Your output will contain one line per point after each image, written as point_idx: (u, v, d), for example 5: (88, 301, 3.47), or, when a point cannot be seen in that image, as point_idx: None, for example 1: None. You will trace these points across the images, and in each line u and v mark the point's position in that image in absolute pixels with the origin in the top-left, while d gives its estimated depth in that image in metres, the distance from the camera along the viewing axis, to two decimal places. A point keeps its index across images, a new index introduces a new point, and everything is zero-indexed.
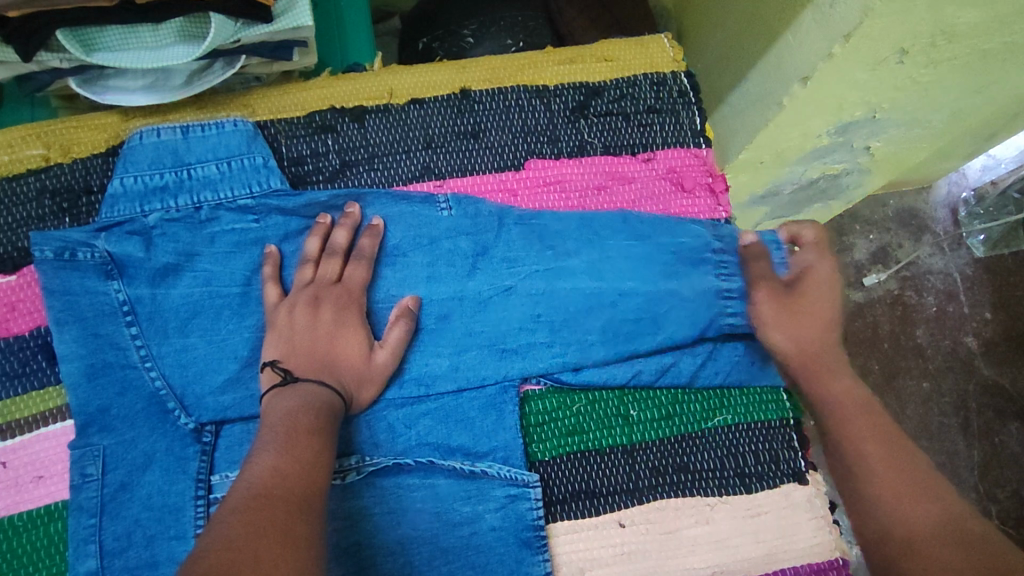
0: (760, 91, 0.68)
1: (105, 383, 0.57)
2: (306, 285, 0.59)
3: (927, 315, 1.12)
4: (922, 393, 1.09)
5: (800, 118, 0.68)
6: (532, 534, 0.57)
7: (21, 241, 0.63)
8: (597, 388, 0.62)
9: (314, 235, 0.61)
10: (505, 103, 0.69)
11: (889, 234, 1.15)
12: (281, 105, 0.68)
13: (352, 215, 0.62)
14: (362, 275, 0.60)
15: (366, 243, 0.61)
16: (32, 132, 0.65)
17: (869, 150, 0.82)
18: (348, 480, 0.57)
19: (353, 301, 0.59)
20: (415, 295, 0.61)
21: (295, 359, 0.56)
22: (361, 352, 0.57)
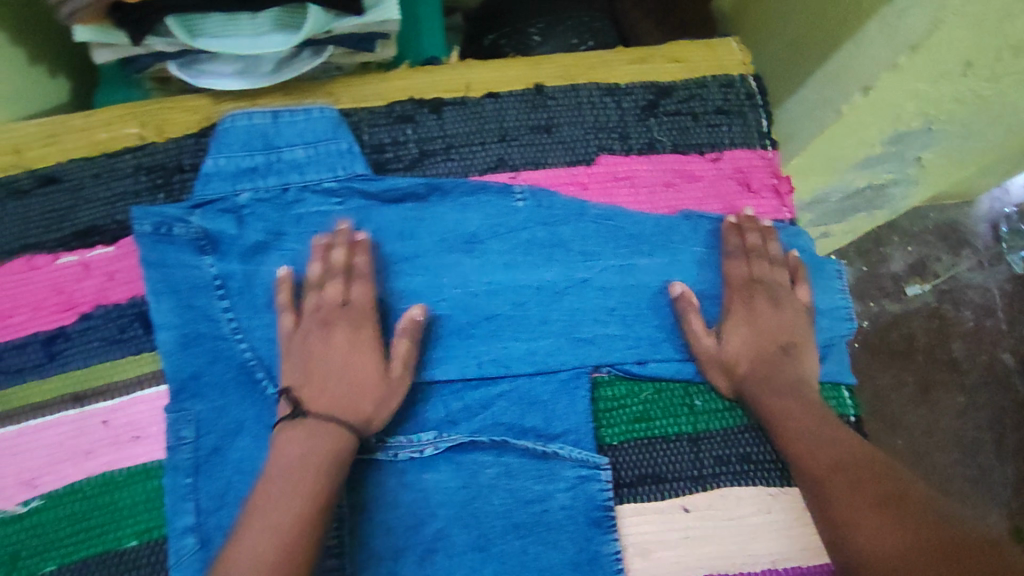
0: (816, 100, 0.70)
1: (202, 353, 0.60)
2: (312, 308, 0.61)
3: (963, 329, 1.12)
4: (956, 407, 1.09)
5: (855, 125, 0.69)
6: (602, 514, 0.59)
7: (119, 215, 0.65)
8: (664, 378, 0.64)
9: (338, 254, 0.62)
10: (577, 100, 0.72)
11: (929, 247, 1.15)
12: (363, 94, 0.70)
13: (344, 233, 0.63)
14: (367, 293, 0.62)
15: (361, 260, 0.62)
16: (128, 111, 0.67)
17: (918, 160, 0.84)
18: (424, 454, 0.60)
19: (368, 318, 0.61)
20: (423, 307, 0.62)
21: (318, 394, 0.58)
22: (376, 369, 0.59)
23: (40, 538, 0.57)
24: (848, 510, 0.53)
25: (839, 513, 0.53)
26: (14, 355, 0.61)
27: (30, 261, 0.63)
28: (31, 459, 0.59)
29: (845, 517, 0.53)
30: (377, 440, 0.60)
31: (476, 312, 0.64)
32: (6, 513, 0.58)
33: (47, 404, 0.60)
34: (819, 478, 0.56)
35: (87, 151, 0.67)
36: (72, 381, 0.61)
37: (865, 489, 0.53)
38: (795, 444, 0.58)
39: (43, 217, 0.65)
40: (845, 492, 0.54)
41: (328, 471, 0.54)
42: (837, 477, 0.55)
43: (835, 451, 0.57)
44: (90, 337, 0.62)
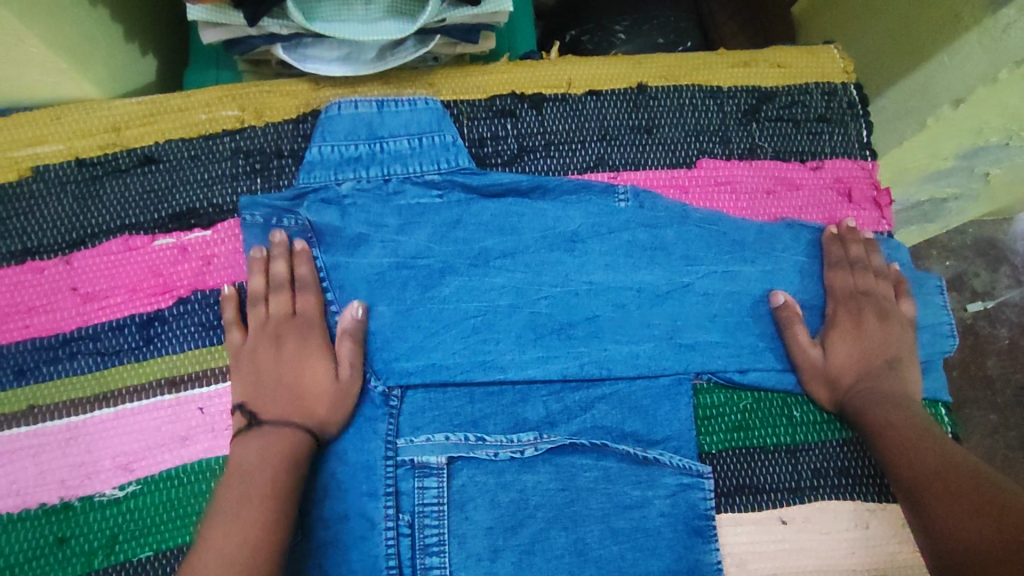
0: (902, 107, 0.72)
1: (309, 362, 0.59)
2: (263, 324, 0.60)
3: (998, 347, 1.04)
4: (989, 425, 1.01)
5: (936, 138, 0.72)
6: (703, 523, 0.59)
7: (218, 198, 0.65)
8: (764, 388, 0.63)
9: (254, 272, 0.61)
10: (679, 101, 0.71)
11: (966, 263, 1.07)
12: (463, 87, 0.69)
13: (280, 244, 0.62)
14: (312, 304, 0.61)
15: (304, 270, 0.62)
16: (228, 93, 0.66)
17: (986, 177, 0.84)
18: (525, 454, 0.59)
19: (313, 327, 0.61)
20: (363, 306, 0.61)
21: (268, 392, 0.57)
22: (326, 378, 0.58)
23: (138, 523, 0.56)
24: (945, 520, 0.49)
25: (937, 522, 0.50)
26: (111, 337, 0.60)
27: (128, 242, 0.62)
28: (127, 442, 0.58)
29: (944, 527, 0.49)
30: (476, 438, 0.59)
31: (576, 311, 0.63)
32: (104, 497, 0.57)
33: (143, 388, 0.59)
34: (919, 489, 0.53)
35: (184, 133, 0.66)
36: (167, 366, 0.60)
37: (964, 498, 0.50)
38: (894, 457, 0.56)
39: (141, 198, 0.64)
40: (944, 503, 0.50)
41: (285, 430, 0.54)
42: (935, 487, 0.52)
43: (935, 463, 0.53)
44: (187, 321, 0.61)
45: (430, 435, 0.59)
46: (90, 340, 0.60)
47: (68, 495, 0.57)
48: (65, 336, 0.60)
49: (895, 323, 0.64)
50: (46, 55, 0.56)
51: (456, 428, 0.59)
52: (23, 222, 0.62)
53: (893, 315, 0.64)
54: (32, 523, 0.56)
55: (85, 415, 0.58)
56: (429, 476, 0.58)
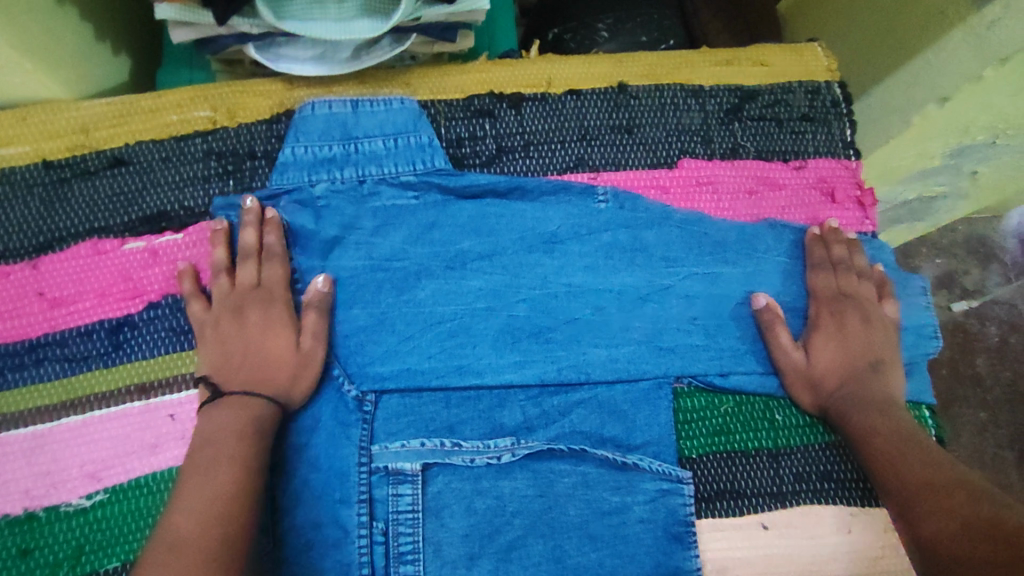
0: (885, 107, 0.71)
1: (273, 359, 0.57)
2: (225, 296, 0.59)
3: (988, 344, 1.04)
4: (979, 423, 1.00)
5: (922, 136, 0.72)
6: (683, 529, 0.58)
7: (188, 200, 0.63)
8: (745, 391, 0.62)
9: (218, 244, 0.61)
10: (661, 101, 0.70)
11: (956, 260, 1.07)
12: (441, 86, 0.68)
13: (251, 211, 0.60)
14: (277, 273, 0.60)
15: (273, 239, 0.60)
16: (200, 93, 0.65)
17: (973, 174, 0.84)
18: (502, 461, 0.58)
19: (276, 298, 0.59)
20: (326, 278, 0.60)
21: (233, 368, 0.57)
22: (288, 348, 0.57)
23: (105, 533, 0.55)
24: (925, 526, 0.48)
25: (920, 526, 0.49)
26: (79, 343, 0.59)
27: (97, 246, 0.61)
28: (94, 450, 0.56)
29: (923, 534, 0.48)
30: (452, 444, 0.58)
31: (556, 315, 0.62)
32: (70, 507, 0.55)
33: (111, 395, 0.58)
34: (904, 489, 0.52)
35: (155, 134, 0.64)
36: (136, 373, 0.59)
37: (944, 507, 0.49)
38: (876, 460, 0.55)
39: (109, 200, 0.62)
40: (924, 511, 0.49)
41: (252, 442, 0.53)
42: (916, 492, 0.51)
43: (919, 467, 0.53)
44: (156, 326, 0.60)
45: (404, 442, 0.57)
46: (58, 346, 0.59)
47: (32, 506, 0.55)
48: (31, 341, 0.59)
49: (880, 327, 0.63)
50: (9, 54, 0.55)
51: (431, 434, 0.58)
52: None
53: (875, 323, 0.63)
54: None
55: (51, 422, 0.57)
56: (403, 482, 0.56)
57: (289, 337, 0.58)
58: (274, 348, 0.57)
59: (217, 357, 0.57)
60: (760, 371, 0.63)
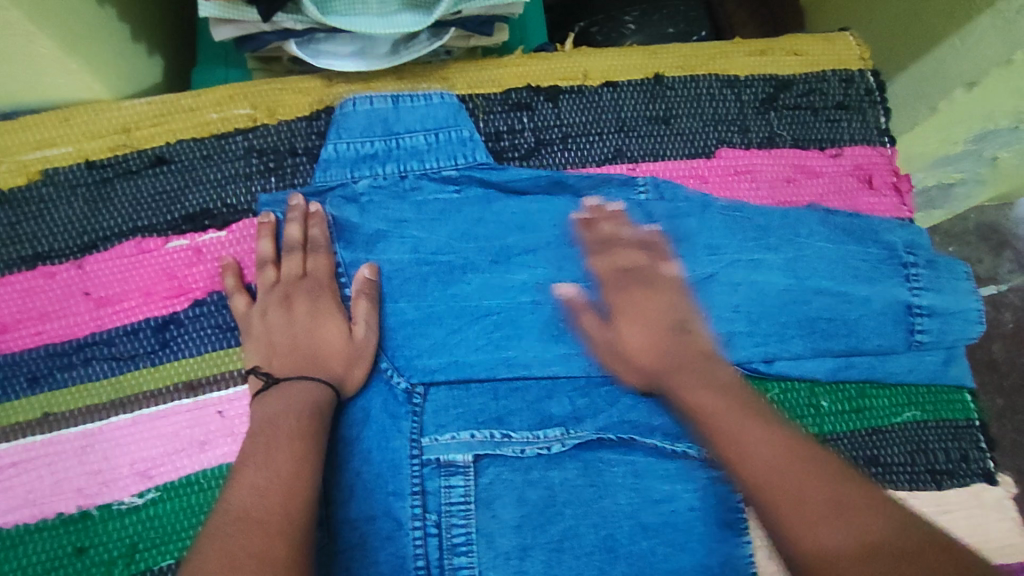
0: (913, 93, 0.72)
1: (323, 347, 0.57)
2: (271, 288, 0.59)
3: (1004, 332, 1.03)
4: (998, 409, 1.01)
5: (948, 125, 0.73)
6: (735, 516, 0.58)
7: (231, 198, 0.63)
8: (790, 378, 0.63)
9: (264, 237, 0.61)
10: (697, 91, 0.70)
11: (969, 249, 1.06)
12: (478, 80, 0.68)
13: (297, 207, 0.61)
14: (323, 264, 0.60)
15: (317, 232, 0.61)
16: (239, 91, 0.65)
17: (994, 160, 0.84)
18: (552, 451, 0.58)
19: (323, 289, 0.60)
20: (373, 267, 0.61)
21: (284, 358, 0.57)
22: (339, 336, 0.58)
23: (159, 530, 0.55)
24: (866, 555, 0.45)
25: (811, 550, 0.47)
26: (126, 342, 0.59)
27: (141, 245, 0.61)
28: (145, 448, 0.56)
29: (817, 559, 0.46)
30: (502, 435, 0.58)
31: (599, 306, 0.63)
32: (123, 505, 0.55)
33: (161, 393, 0.58)
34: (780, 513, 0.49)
35: (196, 132, 0.65)
36: (184, 370, 0.59)
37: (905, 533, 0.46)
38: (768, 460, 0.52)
39: (153, 199, 0.63)
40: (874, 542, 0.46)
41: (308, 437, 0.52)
42: (817, 496, 0.49)
43: (830, 489, 0.49)
44: (203, 324, 0.60)
45: (455, 434, 0.58)
46: (106, 345, 0.59)
47: (86, 504, 0.55)
48: (79, 341, 0.59)
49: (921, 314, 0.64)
50: (57, 53, 0.55)
51: (481, 426, 0.58)
52: (33, 227, 0.61)
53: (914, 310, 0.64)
54: (49, 534, 0.54)
55: (102, 421, 0.57)
56: (456, 474, 0.57)
57: (339, 330, 0.58)
58: (324, 341, 0.57)
59: (267, 351, 0.58)
60: (806, 359, 0.63)
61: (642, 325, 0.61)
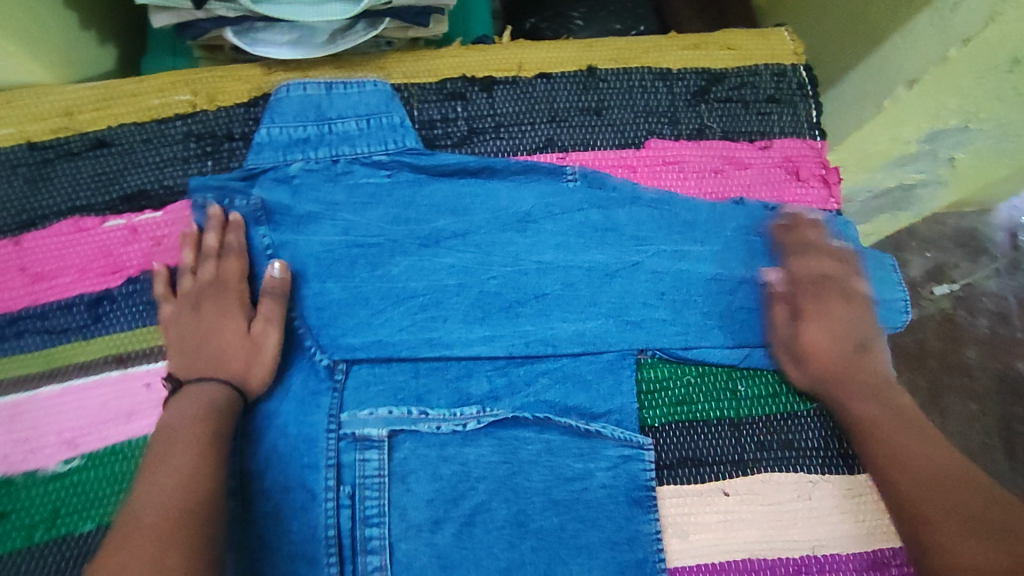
0: (859, 92, 0.74)
1: (228, 347, 0.58)
2: (186, 294, 0.61)
3: (978, 336, 1.05)
4: (967, 413, 1.00)
5: (894, 123, 0.74)
6: (643, 493, 0.59)
7: (168, 180, 0.65)
8: (708, 363, 0.64)
9: (185, 246, 0.62)
10: (629, 83, 0.72)
11: (946, 254, 1.09)
12: (414, 71, 0.71)
13: (212, 215, 0.62)
14: (235, 269, 0.62)
15: (232, 238, 0.62)
16: (180, 78, 0.68)
17: (951, 162, 0.85)
18: (467, 428, 0.60)
19: (235, 292, 0.61)
20: (285, 264, 0.61)
21: (190, 361, 0.58)
22: (245, 336, 0.59)
23: (80, 497, 0.56)
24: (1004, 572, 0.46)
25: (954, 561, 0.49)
26: (59, 316, 0.61)
27: (78, 223, 0.63)
28: (72, 418, 0.58)
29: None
30: (419, 412, 0.60)
31: (525, 290, 0.64)
32: (47, 472, 0.57)
33: (90, 365, 0.60)
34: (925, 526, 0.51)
35: (137, 117, 0.67)
36: (114, 344, 0.61)
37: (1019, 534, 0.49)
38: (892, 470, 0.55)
39: (92, 179, 0.65)
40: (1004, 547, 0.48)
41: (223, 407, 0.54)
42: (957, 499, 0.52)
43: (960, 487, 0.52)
44: (134, 300, 0.62)
45: (373, 409, 0.59)
46: (38, 319, 0.61)
47: (12, 470, 0.57)
48: (14, 314, 0.61)
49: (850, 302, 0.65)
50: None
51: (399, 402, 0.60)
52: None
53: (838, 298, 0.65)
54: None
55: (31, 391, 0.59)
56: (370, 448, 0.58)
57: (239, 327, 0.59)
58: (227, 344, 0.59)
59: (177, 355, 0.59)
60: (725, 347, 0.64)
61: (820, 329, 0.63)
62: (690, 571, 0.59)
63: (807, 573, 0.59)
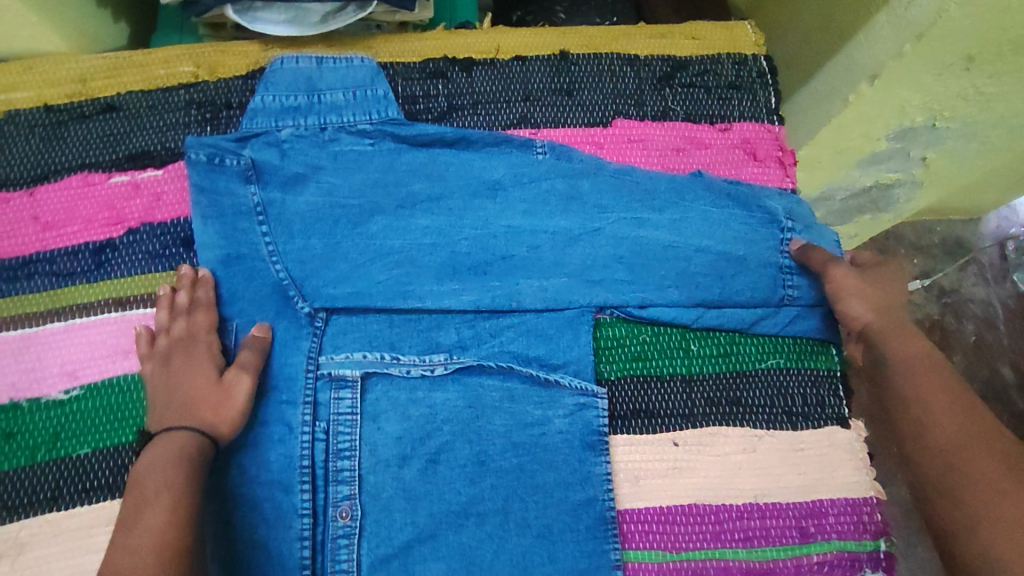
0: (826, 87, 0.74)
1: (199, 394, 0.59)
2: (161, 351, 0.62)
3: (964, 342, 1.07)
4: None
5: (864, 117, 0.74)
6: (596, 438, 0.64)
7: (170, 142, 0.71)
8: (662, 323, 0.68)
9: (160, 307, 0.64)
10: (599, 67, 0.77)
11: (934, 261, 1.13)
12: (400, 50, 0.77)
13: (184, 276, 0.64)
14: (206, 322, 0.63)
15: (203, 293, 0.64)
16: (184, 51, 0.74)
17: (924, 161, 0.85)
18: (434, 373, 0.64)
19: (206, 346, 0.62)
20: (263, 325, 0.64)
21: (162, 409, 0.58)
22: (215, 384, 0.60)
23: (78, 423, 0.61)
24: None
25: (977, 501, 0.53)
26: (66, 261, 0.67)
27: (87, 179, 0.69)
28: (73, 352, 0.64)
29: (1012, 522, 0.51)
30: (391, 357, 0.64)
31: (494, 251, 0.69)
32: (49, 399, 0.62)
33: (91, 306, 0.65)
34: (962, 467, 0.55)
35: (144, 85, 0.73)
36: (116, 288, 0.66)
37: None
38: (940, 413, 0.58)
39: (100, 139, 0.71)
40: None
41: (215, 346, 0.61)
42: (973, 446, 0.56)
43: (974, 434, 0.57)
44: (135, 249, 0.67)
45: (348, 353, 0.64)
46: (48, 263, 0.66)
47: (17, 396, 0.62)
48: (26, 258, 0.66)
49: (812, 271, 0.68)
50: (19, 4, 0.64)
51: (373, 348, 0.65)
52: None
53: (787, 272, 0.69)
54: None
55: (39, 326, 0.64)
56: (344, 387, 0.63)
57: (210, 375, 0.60)
58: (200, 391, 0.59)
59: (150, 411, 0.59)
60: (680, 310, 0.68)
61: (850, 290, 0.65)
62: (640, 514, 0.63)
63: (748, 519, 0.63)
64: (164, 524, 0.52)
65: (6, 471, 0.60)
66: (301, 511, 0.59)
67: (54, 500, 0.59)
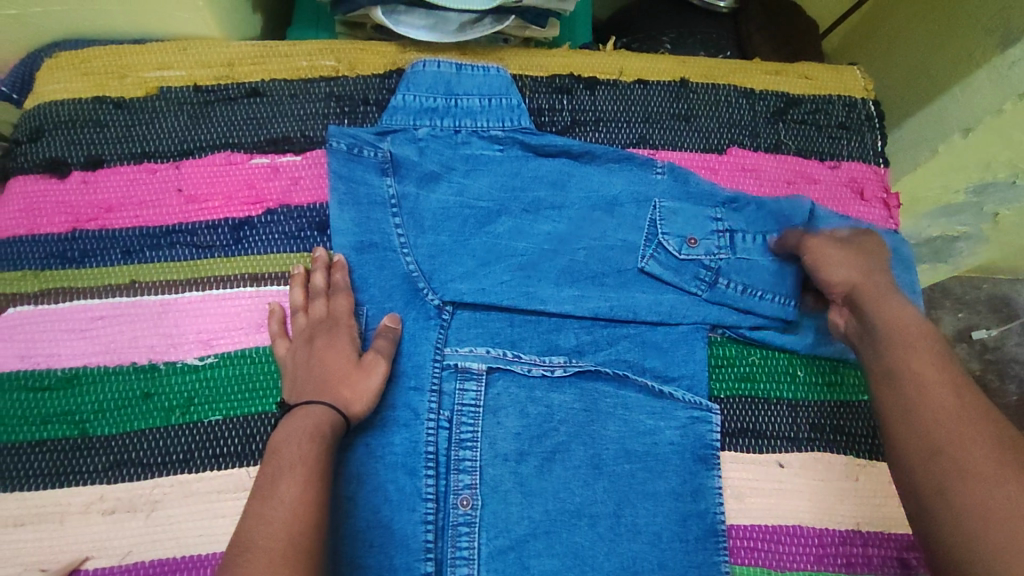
0: (916, 138, 0.79)
1: (330, 370, 0.60)
2: (303, 330, 0.64)
3: (1007, 402, 1.08)
4: None
5: (943, 172, 0.78)
6: (708, 452, 0.65)
7: (309, 131, 0.74)
8: (772, 347, 0.70)
9: (295, 284, 0.66)
10: (716, 97, 0.81)
11: (979, 316, 1.14)
12: (529, 65, 0.80)
13: (320, 259, 0.67)
14: (343, 306, 0.65)
15: (339, 277, 0.66)
16: (328, 47, 0.78)
17: (995, 218, 0.85)
18: (554, 374, 0.66)
19: (342, 326, 0.64)
20: (393, 313, 0.66)
21: (302, 384, 0.60)
22: (348, 364, 0.61)
23: (213, 389, 0.63)
24: None
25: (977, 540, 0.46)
26: (206, 233, 0.69)
27: (229, 157, 0.72)
28: (209, 322, 0.66)
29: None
30: (513, 355, 0.67)
31: (611, 263, 0.71)
32: (186, 364, 0.64)
33: (228, 279, 0.68)
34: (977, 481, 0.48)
35: (287, 75, 0.77)
36: (253, 264, 0.69)
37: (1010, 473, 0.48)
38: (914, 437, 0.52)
39: (244, 122, 0.74)
40: None
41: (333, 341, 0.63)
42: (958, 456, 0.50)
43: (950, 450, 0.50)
44: (272, 229, 0.70)
45: (472, 348, 0.67)
46: (189, 234, 0.69)
47: (155, 358, 0.64)
48: (168, 227, 0.69)
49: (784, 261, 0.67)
50: None
51: (495, 345, 0.67)
52: (142, 130, 0.72)
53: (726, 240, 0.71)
54: (122, 377, 0.63)
55: (178, 294, 0.67)
56: (469, 379, 0.65)
57: (349, 355, 0.62)
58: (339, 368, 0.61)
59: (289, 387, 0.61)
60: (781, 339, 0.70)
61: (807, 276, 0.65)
62: (746, 531, 0.65)
63: (851, 545, 0.65)
64: (302, 496, 0.51)
65: (143, 429, 0.62)
66: (425, 495, 0.61)
67: (187, 463, 0.61)
